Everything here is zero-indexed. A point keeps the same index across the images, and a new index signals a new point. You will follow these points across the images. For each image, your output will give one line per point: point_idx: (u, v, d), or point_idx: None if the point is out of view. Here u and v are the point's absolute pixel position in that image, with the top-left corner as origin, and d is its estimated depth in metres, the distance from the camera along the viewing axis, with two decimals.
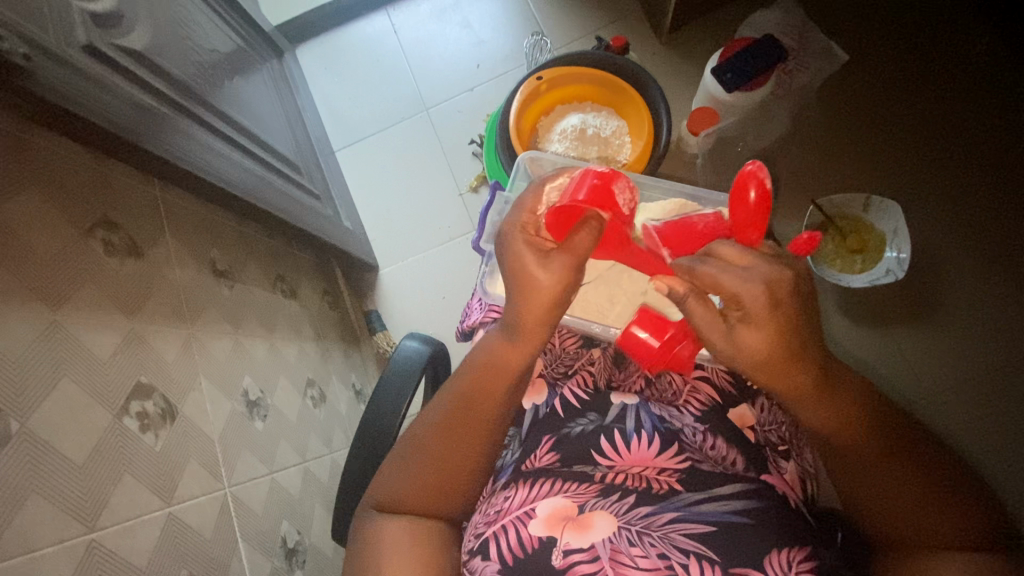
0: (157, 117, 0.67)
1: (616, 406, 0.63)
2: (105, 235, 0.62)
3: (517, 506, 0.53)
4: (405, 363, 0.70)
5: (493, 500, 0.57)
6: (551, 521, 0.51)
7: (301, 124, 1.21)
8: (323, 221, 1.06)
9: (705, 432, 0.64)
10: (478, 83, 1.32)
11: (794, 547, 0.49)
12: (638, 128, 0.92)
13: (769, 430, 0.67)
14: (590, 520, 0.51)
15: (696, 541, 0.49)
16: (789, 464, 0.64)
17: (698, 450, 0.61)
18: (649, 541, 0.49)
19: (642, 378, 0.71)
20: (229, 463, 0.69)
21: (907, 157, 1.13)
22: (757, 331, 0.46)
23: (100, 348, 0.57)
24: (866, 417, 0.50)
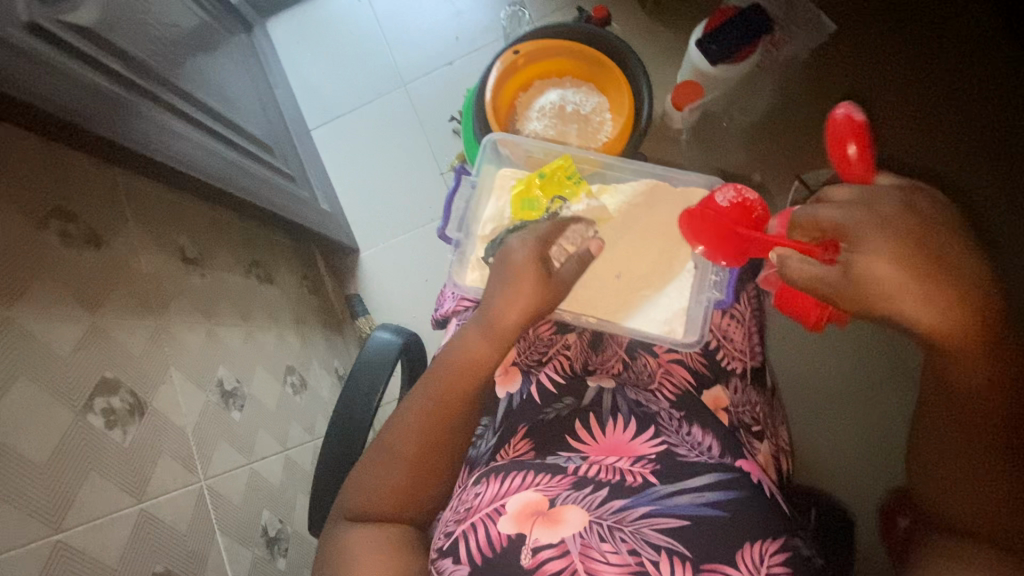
0: (112, 99, 0.64)
1: (593, 391, 0.65)
2: (61, 226, 0.60)
3: (487, 502, 0.53)
4: (379, 353, 0.70)
5: (463, 497, 0.56)
6: (521, 516, 0.51)
7: (273, 102, 1.17)
8: (299, 204, 1.03)
9: (681, 418, 0.64)
10: (457, 57, 1.27)
11: (769, 539, 0.49)
12: (618, 104, 0.89)
13: (743, 412, 0.70)
14: (560, 515, 0.50)
15: (666, 536, 0.49)
16: (762, 445, 0.69)
17: (675, 432, 0.61)
18: (620, 537, 0.49)
19: (619, 361, 0.73)
20: (205, 455, 0.68)
21: (892, 130, 1.12)
22: (902, 268, 0.42)
23: (60, 344, 0.55)
24: (1010, 387, 0.43)
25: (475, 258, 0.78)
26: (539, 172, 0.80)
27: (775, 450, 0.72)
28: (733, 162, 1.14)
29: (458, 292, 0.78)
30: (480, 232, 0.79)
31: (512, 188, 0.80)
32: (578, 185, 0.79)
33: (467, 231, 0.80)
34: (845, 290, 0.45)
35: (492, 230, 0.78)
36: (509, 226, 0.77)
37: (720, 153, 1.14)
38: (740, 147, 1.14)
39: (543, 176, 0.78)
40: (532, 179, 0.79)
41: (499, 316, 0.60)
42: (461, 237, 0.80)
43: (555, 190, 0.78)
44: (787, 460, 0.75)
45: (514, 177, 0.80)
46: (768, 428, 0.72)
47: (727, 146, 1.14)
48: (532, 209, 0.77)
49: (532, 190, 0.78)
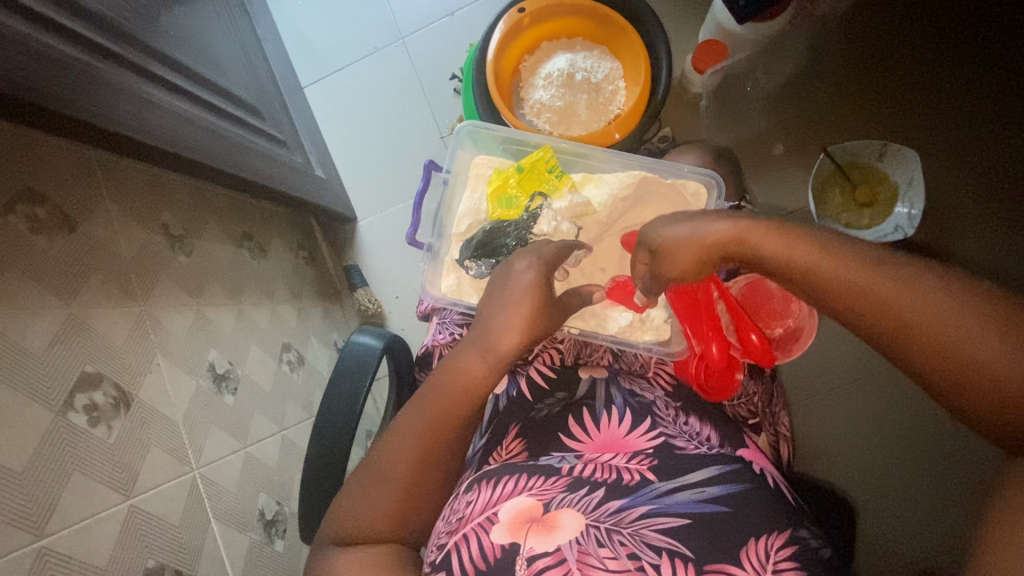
0: (70, 65, 0.57)
1: (584, 384, 0.67)
2: (28, 210, 0.55)
3: (479, 511, 0.52)
4: (359, 358, 0.69)
5: (454, 506, 0.55)
6: (514, 525, 0.49)
7: (261, 57, 1.08)
8: (292, 172, 0.98)
9: (677, 408, 0.65)
10: (459, 8, 1.17)
11: (773, 534, 0.48)
12: (634, 71, 0.82)
13: (740, 405, 0.69)
14: (555, 521, 0.49)
15: (667, 536, 0.47)
16: (760, 436, 0.69)
17: (671, 423, 0.62)
18: (618, 540, 0.47)
19: (609, 352, 0.73)
20: (197, 444, 0.67)
21: (922, 100, 1.02)
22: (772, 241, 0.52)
23: (33, 341, 0.52)
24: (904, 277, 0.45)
25: (450, 259, 0.75)
26: (519, 165, 0.75)
27: (774, 439, 0.71)
28: (753, 131, 1.06)
29: (434, 301, 0.74)
30: (456, 231, 0.76)
31: (489, 180, 0.76)
32: (559, 179, 0.75)
33: (441, 231, 0.77)
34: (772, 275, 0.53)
35: (468, 227, 0.75)
36: (487, 222, 0.74)
37: (741, 120, 1.06)
38: (764, 114, 1.06)
39: (521, 170, 0.74)
40: (511, 174, 0.74)
41: (489, 342, 0.56)
42: (434, 240, 0.77)
43: (535, 186, 0.74)
44: (788, 448, 0.74)
45: (490, 167, 0.77)
46: (767, 418, 0.71)
47: (748, 113, 1.06)
48: (510, 206, 0.74)
49: (509, 187, 0.74)
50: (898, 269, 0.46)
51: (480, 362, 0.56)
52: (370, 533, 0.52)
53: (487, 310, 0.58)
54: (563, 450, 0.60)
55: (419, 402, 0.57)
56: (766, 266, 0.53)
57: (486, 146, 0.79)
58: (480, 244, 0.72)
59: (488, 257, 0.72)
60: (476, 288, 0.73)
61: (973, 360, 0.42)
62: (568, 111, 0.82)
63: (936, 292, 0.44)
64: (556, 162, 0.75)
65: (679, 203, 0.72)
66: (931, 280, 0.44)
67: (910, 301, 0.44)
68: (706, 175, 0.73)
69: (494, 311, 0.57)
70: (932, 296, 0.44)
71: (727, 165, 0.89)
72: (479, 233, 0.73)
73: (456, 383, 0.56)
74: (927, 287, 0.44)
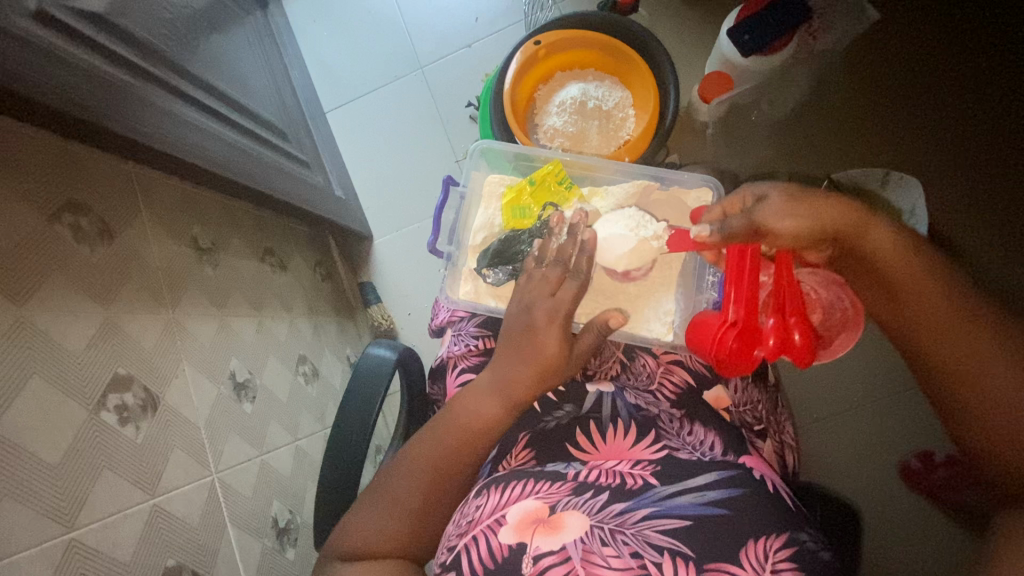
0: (119, 88, 0.62)
1: (592, 395, 0.68)
2: (73, 219, 0.59)
3: (488, 514, 0.54)
4: (373, 369, 0.72)
5: (465, 510, 0.57)
6: (521, 526, 0.51)
7: (288, 84, 1.15)
8: (313, 192, 1.02)
9: (681, 418, 0.66)
10: (476, 40, 1.23)
11: (772, 536, 0.49)
12: (643, 100, 0.86)
13: (745, 410, 0.71)
14: (561, 521, 0.51)
15: (669, 536, 0.49)
16: (765, 443, 0.70)
17: (675, 435, 0.63)
18: (622, 540, 0.49)
19: (617, 363, 0.74)
20: (216, 448, 0.69)
21: (929, 110, 1.06)
22: (893, 241, 0.53)
23: (73, 341, 0.55)
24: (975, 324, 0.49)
25: (467, 269, 0.76)
26: (529, 179, 0.77)
27: (779, 446, 0.72)
28: (758, 158, 1.10)
29: (451, 306, 0.76)
30: (472, 242, 0.78)
31: (501, 196, 0.77)
32: (568, 191, 0.77)
33: (458, 241, 0.79)
34: (871, 268, 0.55)
35: (484, 239, 0.77)
36: (501, 234, 0.76)
37: (746, 148, 1.10)
38: (768, 142, 1.10)
39: (533, 183, 0.76)
40: (523, 186, 0.76)
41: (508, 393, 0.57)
42: (452, 249, 0.78)
43: (546, 196, 0.76)
44: (793, 455, 0.74)
45: (502, 185, 0.78)
46: (772, 426, 0.73)
47: (754, 141, 1.10)
48: (523, 216, 0.75)
49: (522, 198, 0.76)
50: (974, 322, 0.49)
51: (496, 408, 0.57)
52: (380, 545, 0.53)
53: (503, 359, 0.58)
54: (570, 459, 0.62)
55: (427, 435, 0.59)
56: (869, 265, 0.55)
57: (500, 166, 0.83)
58: (496, 251, 0.74)
59: (504, 263, 0.74)
60: (494, 294, 0.74)
61: (993, 397, 0.47)
62: (580, 136, 0.87)
63: (995, 339, 0.49)
64: (565, 175, 0.78)
65: (684, 212, 0.75)
66: (994, 330, 0.49)
67: (967, 345, 0.49)
68: (704, 181, 0.76)
69: (516, 367, 0.57)
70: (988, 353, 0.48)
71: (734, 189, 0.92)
72: (495, 242, 0.75)
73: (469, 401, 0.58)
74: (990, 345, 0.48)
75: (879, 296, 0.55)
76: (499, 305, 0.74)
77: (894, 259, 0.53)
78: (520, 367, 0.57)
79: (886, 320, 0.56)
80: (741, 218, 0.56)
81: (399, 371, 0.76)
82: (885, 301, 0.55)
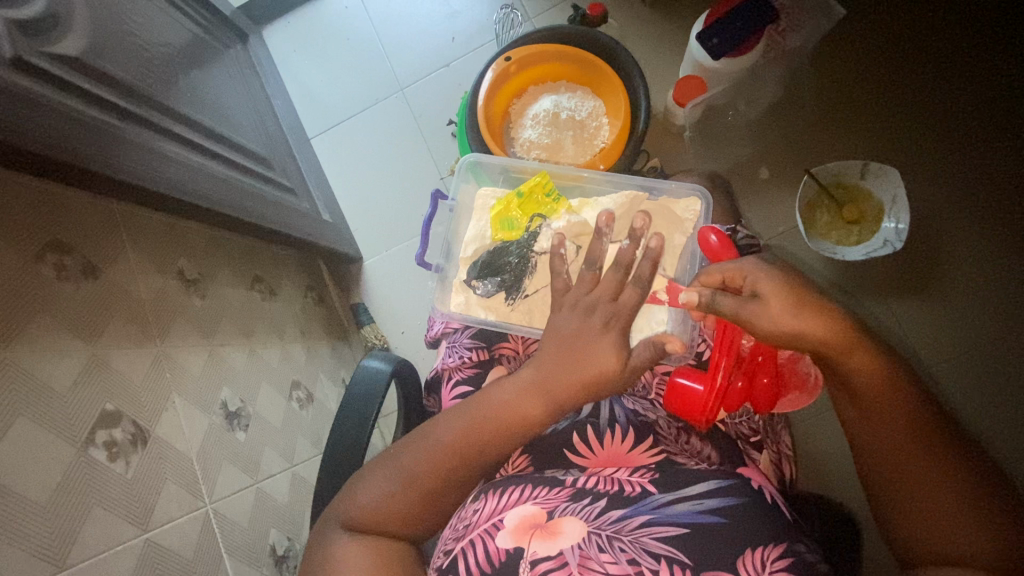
0: (99, 130, 0.63)
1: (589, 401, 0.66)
2: (57, 259, 0.60)
3: (486, 519, 0.54)
4: (368, 381, 0.72)
5: (462, 515, 0.58)
6: (519, 532, 0.51)
7: (270, 113, 1.17)
8: (300, 218, 1.03)
9: (679, 426, 0.66)
10: (453, 59, 1.26)
11: (770, 545, 0.49)
12: (615, 107, 0.87)
13: (741, 423, 0.68)
14: (558, 527, 0.51)
15: (666, 544, 0.49)
16: (762, 455, 0.67)
17: (673, 441, 0.64)
18: (619, 547, 0.49)
19: None
20: (210, 478, 0.69)
21: (905, 100, 1.07)
22: (870, 356, 0.52)
23: (59, 378, 0.55)
24: (927, 439, 0.51)
25: (458, 281, 0.73)
26: (517, 190, 0.73)
27: (777, 457, 0.69)
28: (738, 157, 1.11)
29: (445, 319, 0.73)
30: (462, 254, 0.74)
31: (491, 208, 0.73)
32: (557, 203, 0.72)
33: (449, 254, 0.76)
34: (842, 377, 0.54)
35: (475, 251, 0.72)
36: (491, 246, 0.72)
37: (725, 149, 1.12)
38: (746, 141, 1.11)
39: (521, 194, 0.72)
40: (511, 198, 0.72)
41: (551, 396, 0.55)
42: (443, 262, 0.75)
43: (535, 208, 0.72)
44: (792, 467, 0.72)
45: (494, 197, 0.74)
46: (769, 436, 0.70)
47: (732, 141, 1.12)
48: (512, 228, 0.71)
49: (511, 209, 0.72)
50: (927, 437, 0.51)
51: (537, 409, 0.55)
52: (386, 527, 0.54)
53: (548, 367, 0.56)
54: (568, 466, 0.63)
55: (461, 411, 0.58)
56: (838, 374, 0.54)
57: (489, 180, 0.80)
58: (486, 263, 0.71)
59: (493, 275, 0.71)
60: (484, 307, 0.70)
61: (934, 513, 0.50)
62: (556, 147, 0.88)
63: (944, 454, 0.51)
64: (553, 186, 0.74)
65: (676, 222, 0.71)
66: (944, 445, 0.51)
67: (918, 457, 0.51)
68: (695, 190, 0.73)
69: (560, 373, 0.55)
70: (934, 465, 0.51)
71: (716, 188, 0.93)
72: (485, 254, 0.71)
73: (504, 405, 0.56)
74: (938, 459, 0.51)
75: (848, 404, 0.55)
76: (491, 318, 0.70)
77: (874, 383, 0.52)
78: (563, 372, 0.55)
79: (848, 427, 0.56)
80: (733, 301, 0.53)
81: (394, 382, 0.75)
82: (852, 410, 0.55)
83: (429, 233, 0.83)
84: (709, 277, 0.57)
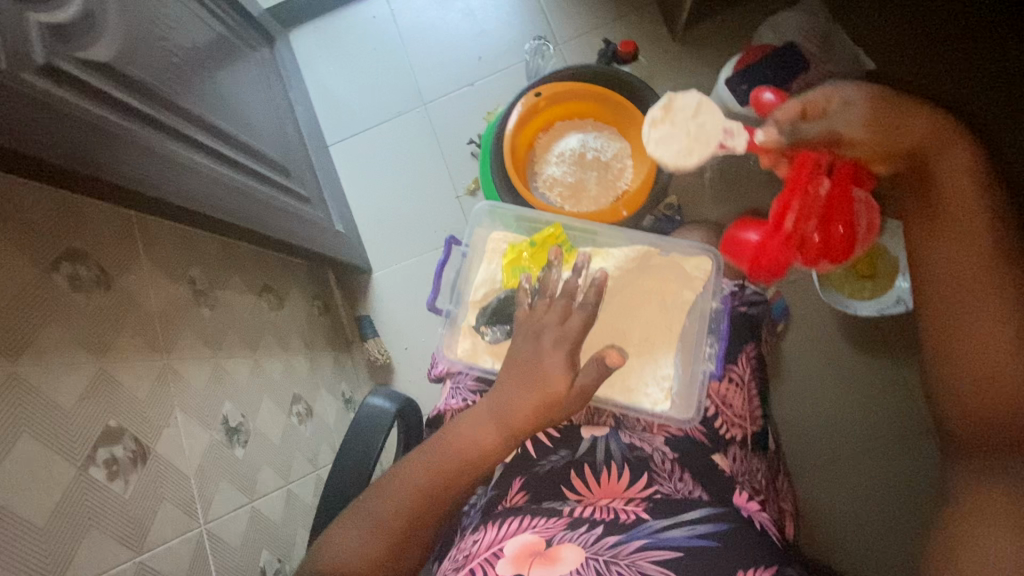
0: (127, 141, 0.63)
1: (586, 439, 0.67)
2: (71, 269, 0.59)
3: (484, 549, 0.54)
4: (371, 423, 0.71)
5: (462, 546, 0.57)
6: (518, 559, 0.51)
7: (290, 117, 1.16)
8: (313, 228, 1.02)
9: (674, 461, 0.65)
10: (478, 79, 1.25)
11: (762, 566, 0.48)
12: (640, 151, 0.87)
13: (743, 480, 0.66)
14: (556, 554, 0.50)
15: (661, 566, 0.48)
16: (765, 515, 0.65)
17: (668, 479, 0.62)
18: (615, 571, 0.48)
19: (611, 419, 0.70)
20: (207, 497, 0.68)
21: None
22: (971, 178, 0.52)
23: (65, 395, 0.55)
24: (1017, 299, 0.50)
25: (466, 325, 0.72)
26: (530, 239, 0.73)
27: (778, 515, 0.68)
28: (756, 202, 1.11)
29: (450, 363, 0.72)
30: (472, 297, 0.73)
31: (503, 254, 0.73)
32: (568, 253, 0.73)
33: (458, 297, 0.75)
34: (923, 171, 0.54)
35: (485, 295, 0.72)
36: (502, 291, 0.71)
37: (744, 193, 1.11)
38: (767, 187, 1.11)
39: (533, 244, 0.72)
40: (524, 246, 0.72)
41: (505, 416, 0.56)
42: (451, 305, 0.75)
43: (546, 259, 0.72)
44: (794, 526, 0.71)
45: (506, 242, 0.74)
46: (771, 496, 0.69)
47: (751, 186, 1.11)
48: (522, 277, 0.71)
49: (522, 259, 0.72)
50: (1012, 312, 0.50)
51: (491, 434, 0.56)
52: None
53: (498, 390, 0.57)
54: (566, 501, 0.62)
55: (427, 452, 0.58)
56: (921, 201, 0.55)
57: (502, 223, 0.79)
58: (496, 310, 0.70)
59: (502, 322, 0.70)
60: (492, 353, 0.70)
61: (988, 366, 0.50)
62: (579, 186, 0.89)
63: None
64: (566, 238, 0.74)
65: (683, 279, 0.73)
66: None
67: (990, 322, 0.50)
68: (704, 250, 0.75)
69: (512, 398, 0.56)
70: (1003, 335, 0.50)
71: None
72: (494, 301, 0.71)
73: (462, 439, 0.57)
74: (1015, 350, 0.49)
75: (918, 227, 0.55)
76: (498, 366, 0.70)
77: (966, 172, 0.52)
78: (515, 396, 0.56)
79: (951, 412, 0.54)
80: (822, 125, 0.59)
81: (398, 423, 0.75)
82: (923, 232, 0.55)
83: (439, 278, 0.83)
84: (786, 112, 0.62)
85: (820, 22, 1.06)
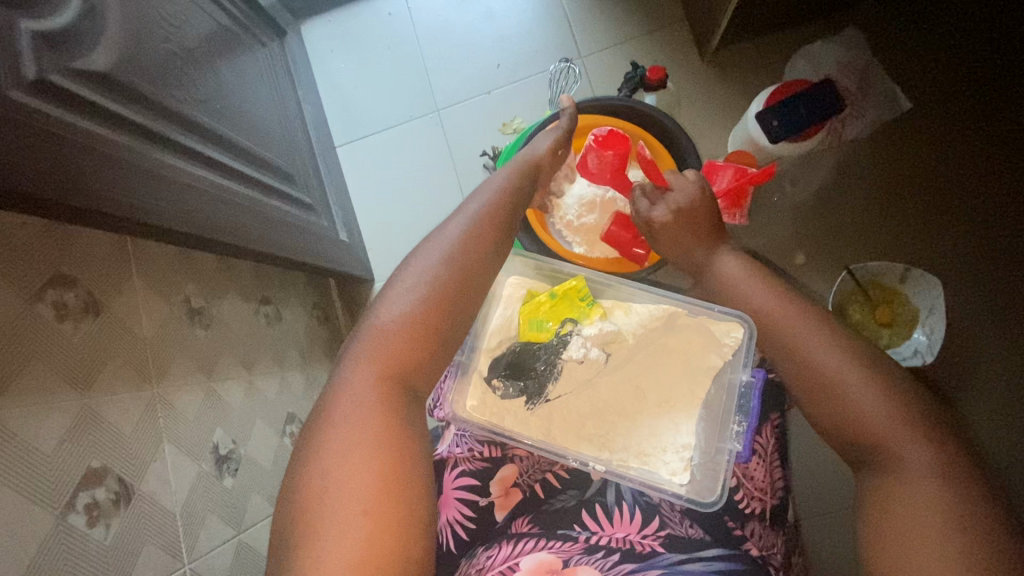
0: (124, 163, 0.59)
1: (596, 482, 0.66)
2: (57, 297, 0.56)
3: (500, 562, 0.54)
4: None
5: (475, 562, 0.57)
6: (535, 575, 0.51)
7: (298, 117, 1.12)
8: (316, 239, 0.98)
9: (683, 512, 0.64)
10: (496, 87, 1.20)
11: None
12: None
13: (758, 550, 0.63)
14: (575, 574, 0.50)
15: None
16: None
17: (679, 525, 0.61)
18: None
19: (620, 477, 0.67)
20: (192, 535, 0.66)
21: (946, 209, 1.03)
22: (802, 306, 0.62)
23: (44, 439, 0.52)
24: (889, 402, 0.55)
25: (477, 375, 0.69)
26: (551, 291, 0.72)
27: None
28: (777, 239, 1.07)
29: (457, 421, 0.68)
30: (485, 345, 0.71)
31: (522, 301, 0.72)
32: (590, 308, 0.72)
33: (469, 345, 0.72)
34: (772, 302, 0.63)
35: (499, 343, 0.70)
36: (516, 340, 0.70)
37: (765, 227, 1.07)
38: (788, 223, 1.07)
39: (554, 296, 0.71)
40: (544, 298, 0.71)
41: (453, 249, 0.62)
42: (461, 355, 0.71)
43: (566, 312, 0.71)
44: None
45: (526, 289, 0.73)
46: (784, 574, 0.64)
47: (772, 220, 1.07)
48: (540, 329, 0.70)
49: (541, 311, 0.70)
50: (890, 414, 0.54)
51: (447, 268, 0.60)
52: None
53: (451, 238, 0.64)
54: None
55: (379, 330, 0.56)
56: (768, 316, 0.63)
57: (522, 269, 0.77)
58: (511, 364, 0.68)
59: (516, 378, 0.68)
60: (502, 408, 0.67)
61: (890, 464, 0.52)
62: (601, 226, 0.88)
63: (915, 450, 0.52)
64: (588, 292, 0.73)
65: (711, 343, 0.68)
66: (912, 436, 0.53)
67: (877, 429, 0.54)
68: (733, 315, 0.67)
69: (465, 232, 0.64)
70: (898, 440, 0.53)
71: None
72: (509, 351, 0.69)
73: (426, 278, 0.59)
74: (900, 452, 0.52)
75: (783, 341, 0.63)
76: (506, 424, 0.67)
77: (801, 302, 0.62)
78: (463, 240, 0.63)
79: (826, 419, 0.58)
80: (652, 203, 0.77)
81: None
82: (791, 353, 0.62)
83: None
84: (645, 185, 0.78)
85: (858, 60, 1.07)
